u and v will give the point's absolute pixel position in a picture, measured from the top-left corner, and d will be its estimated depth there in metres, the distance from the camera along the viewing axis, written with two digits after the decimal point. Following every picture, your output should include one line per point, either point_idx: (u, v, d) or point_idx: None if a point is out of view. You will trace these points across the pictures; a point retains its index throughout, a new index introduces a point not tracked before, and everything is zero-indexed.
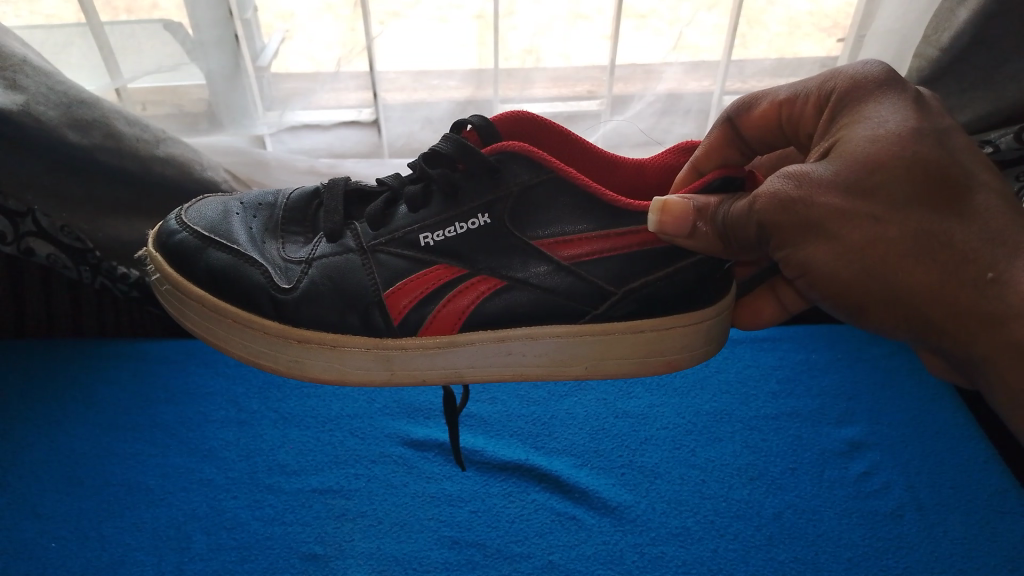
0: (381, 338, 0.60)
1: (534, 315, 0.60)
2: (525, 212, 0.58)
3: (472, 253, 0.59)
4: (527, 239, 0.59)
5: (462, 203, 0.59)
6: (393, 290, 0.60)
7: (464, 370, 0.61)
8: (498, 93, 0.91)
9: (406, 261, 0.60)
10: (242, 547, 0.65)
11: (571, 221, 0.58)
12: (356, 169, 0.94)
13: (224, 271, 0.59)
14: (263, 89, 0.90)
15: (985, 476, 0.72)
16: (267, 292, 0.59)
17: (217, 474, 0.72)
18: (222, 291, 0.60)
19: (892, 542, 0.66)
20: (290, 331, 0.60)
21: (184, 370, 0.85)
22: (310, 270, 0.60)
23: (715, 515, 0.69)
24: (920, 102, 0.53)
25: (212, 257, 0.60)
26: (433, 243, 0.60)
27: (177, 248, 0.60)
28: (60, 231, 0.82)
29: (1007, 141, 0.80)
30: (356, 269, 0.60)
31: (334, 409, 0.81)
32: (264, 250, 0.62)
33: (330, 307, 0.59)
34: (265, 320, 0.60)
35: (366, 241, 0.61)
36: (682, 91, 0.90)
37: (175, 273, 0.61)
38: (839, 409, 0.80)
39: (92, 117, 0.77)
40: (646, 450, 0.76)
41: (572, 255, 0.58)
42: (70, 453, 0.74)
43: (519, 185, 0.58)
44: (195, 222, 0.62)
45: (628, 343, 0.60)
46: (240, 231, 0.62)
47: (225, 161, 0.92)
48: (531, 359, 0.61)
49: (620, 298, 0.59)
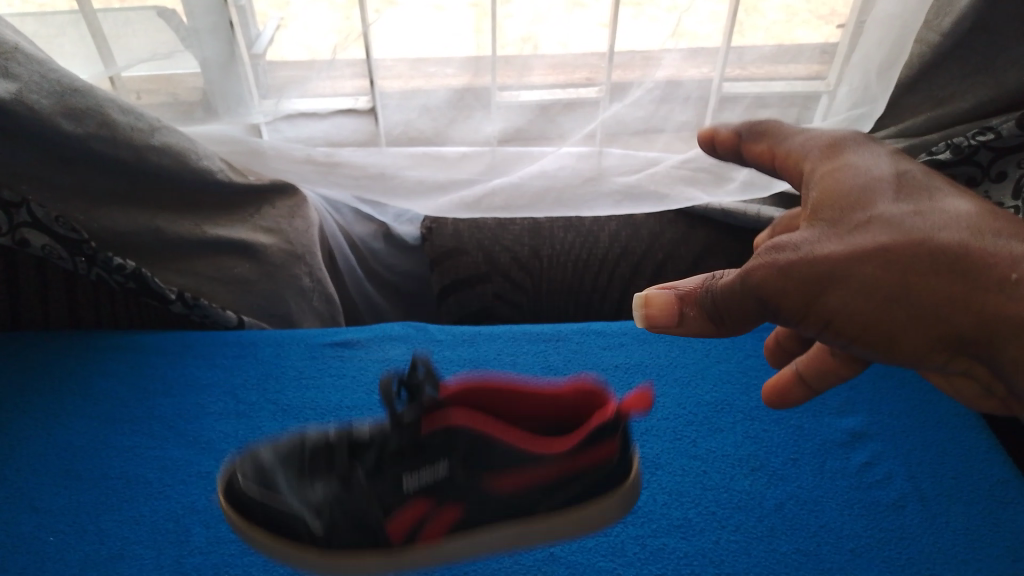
0: (392, 556, 0.55)
1: (504, 494, 0.57)
2: (477, 459, 0.55)
3: (451, 482, 0.56)
4: (491, 463, 0.56)
5: (424, 460, 0.54)
6: (394, 517, 0.55)
7: (471, 529, 0.57)
8: (496, 80, 0.86)
9: (405, 490, 0.55)
10: (242, 541, 0.65)
11: (516, 465, 0.56)
12: (353, 158, 0.92)
13: (263, 506, 0.54)
14: (258, 77, 0.86)
15: (987, 467, 0.72)
16: (307, 530, 0.55)
17: (215, 467, 0.72)
18: (260, 521, 0.55)
19: (893, 533, 0.66)
20: (326, 556, 0.55)
21: (179, 360, 0.84)
22: (327, 520, 0.54)
23: (716, 506, 0.69)
24: (894, 159, 0.57)
25: (257, 509, 0.54)
26: (412, 489, 0.55)
27: (230, 502, 0.55)
28: (56, 223, 0.80)
29: (1010, 127, 0.81)
30: (367, 511, 0.54)
31: (334, 400, 0.80)
32: (303, 498, 0.54)
33: (351, 540, 0.55)
34: (304, 549, 0.55)
35: (387, 498, 0.55)
36: (683, 78, 0.85)
37: (229, 511, 0.54)
38: (841, 399, 0.80)
39: (86, 104, 0.77)
40: (647, 441, 0.76)
41: (505, 485, 0.57)
42: (67, 446, 0.74)
43: (472, 442, 0.55)
44: (246, 464, 0.55)
45: (566, 520, 0.58)
46: (270, 475, 0.54)
47: (222, 150, 0.91)
48: (499, 495, 0.57)
49: (543, 505, 0.58)
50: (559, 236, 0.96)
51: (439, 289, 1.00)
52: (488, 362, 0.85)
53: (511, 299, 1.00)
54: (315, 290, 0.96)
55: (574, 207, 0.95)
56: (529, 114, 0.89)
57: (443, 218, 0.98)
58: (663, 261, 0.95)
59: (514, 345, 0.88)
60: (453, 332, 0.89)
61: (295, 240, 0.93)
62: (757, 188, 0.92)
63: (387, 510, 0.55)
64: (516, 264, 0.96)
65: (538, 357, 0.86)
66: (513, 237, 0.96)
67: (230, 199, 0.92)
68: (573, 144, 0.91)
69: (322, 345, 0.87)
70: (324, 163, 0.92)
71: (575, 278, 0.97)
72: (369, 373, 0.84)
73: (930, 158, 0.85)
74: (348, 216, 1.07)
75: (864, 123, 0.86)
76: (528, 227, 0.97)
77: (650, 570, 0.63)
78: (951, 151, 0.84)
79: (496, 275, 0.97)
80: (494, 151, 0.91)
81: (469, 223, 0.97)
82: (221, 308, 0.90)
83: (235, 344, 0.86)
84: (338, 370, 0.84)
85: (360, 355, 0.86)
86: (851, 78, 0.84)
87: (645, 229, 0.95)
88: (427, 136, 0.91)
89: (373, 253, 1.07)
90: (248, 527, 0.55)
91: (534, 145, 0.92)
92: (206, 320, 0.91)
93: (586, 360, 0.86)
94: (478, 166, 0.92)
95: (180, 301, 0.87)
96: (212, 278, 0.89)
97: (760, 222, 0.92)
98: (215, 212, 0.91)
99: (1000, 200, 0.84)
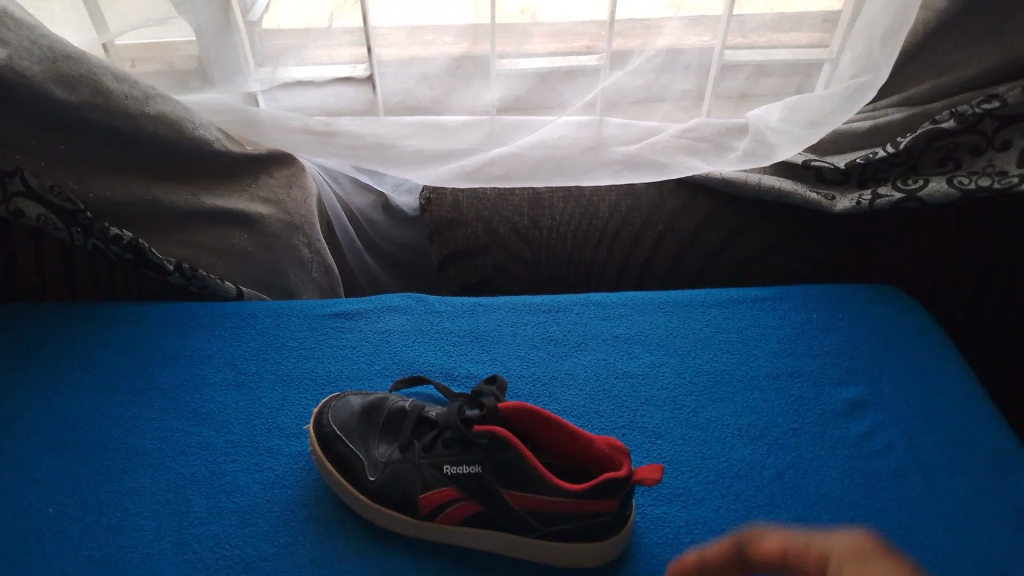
0: (418, 527, 0.63)
1: (516, 513, 0.60)
2: (506, 481, 0.60)
3: (479, 491, 0.61)
4: (509, 481, 0.60)
5: (468, 457, 0.61)
6: (428, 497, 0.62)
7: (483, 536, 0.62)
8: (495, 48, 0.84)
9: (441, 477, 0.62)
10: (242, 510, 0.65)
11: (534, 488, 0.59)
12: (351, 127, 0.90)
13: (333, 444, 0.66)
14: (254, 44, 0.85)
15: (987, 436, 0.72)
16: (356, 479, 0.65)
17: (215, 437, 0.72)
18: (329, 459, 0.66)
19: (893, 502, 0.66)
20: (368, 508, 0.64)
21: (179, 332, 0.84)
22: (383, 477, 0.64)
23: (716, 475, 0.69)
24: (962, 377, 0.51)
25: (331, 450, 0.66)
26: (450, 476, 0.62)
27: (318, 434, 0.67)
28: (50, 192, 0.79)
29: (1016, 94, 0.81)
30: (411, 482, 0.63)
31: (332, 370, 0.80)
32: (372, 449, 0.66)
33: (392, 504, 0.63)
34: (350, 494, 0.65)
35: (428, 475, 0.63)
36: (684, 46, 0.84)
37: (315, 445, 0.67)
38: (841, 369, 0.80)
39: (78, 73, 0.76)
40: (647, 410, 0.76)
41: (522, 503, 0.60)
42: (66, 418, 0.73)
43: (502, 459, 0.60)
44: (342, 409, 0.69)
45: (575, 538, 0.60)
46: (356, 428, 0.68)
47: (219, 119, 0.89)
48: (513, 519, 0.60)
49: (545, 532, 0.60)
50: (559, 207, 0.95)
51: (439, 260, 0.99)
52: (487, 333, 0.85)
53: (511, 269, 0.99)
54: (314, 261, 0.97)
55: (573, 178, 0.92)
56: (529, 82, 0.87)
57: (442, 188, 0.95)
58: (663, 232, 0.94)
59: (513, 315, 0.87)
60: (452, 304, 0.89)
61: (293, 211, 0.93)
62: (758, 156, 0.88)
63: (424, 488, 0.62)
64: (516, 234, 0.95)
65: (538, 327, 0.86)
66: (513, 208, 0.95)
67: (228, 169, 0.91)
68: (572, 113, 0.89)
69: (321, 316, 0.87)
70: (320, 133, 0.90)
71: (575, 248, 0.96)
72: (368, 344, 0.83)
73: (934, 126, 0.84)
74: (347, 187, 1.05)
75: (867, 92, 0.84)
76: (528, 197, 0.96)
77: (649, 538, 0.64)
78: (956, 119, 0.84)
79: (496, 246, 0.96)
80: (492, 120, 0.90)
81: (469, 194, 0.96)
82: (219, 279, 0.89)
83: (234, 315, 0.86)
84: (337, 341, 0.83)
85: (358, 325, 0.86)
86: (855, 44, 0.83)
87: (646, 199, 0.94)
88: (426, 104, 0.90)
89: (372, 224, 1.07)
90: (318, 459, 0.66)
91: (533, 115, 0.90)
92: (204, 291, 0.89)
93: (587, 331, 0.85)
94: (477, 135, 0.91)
95: (179, 272, 0.86)
96: (211, 249, 0.88)
97: (762, 190, 0.90)
98: (212, 182, 0.90)
99: (1003, 170, 0.83)
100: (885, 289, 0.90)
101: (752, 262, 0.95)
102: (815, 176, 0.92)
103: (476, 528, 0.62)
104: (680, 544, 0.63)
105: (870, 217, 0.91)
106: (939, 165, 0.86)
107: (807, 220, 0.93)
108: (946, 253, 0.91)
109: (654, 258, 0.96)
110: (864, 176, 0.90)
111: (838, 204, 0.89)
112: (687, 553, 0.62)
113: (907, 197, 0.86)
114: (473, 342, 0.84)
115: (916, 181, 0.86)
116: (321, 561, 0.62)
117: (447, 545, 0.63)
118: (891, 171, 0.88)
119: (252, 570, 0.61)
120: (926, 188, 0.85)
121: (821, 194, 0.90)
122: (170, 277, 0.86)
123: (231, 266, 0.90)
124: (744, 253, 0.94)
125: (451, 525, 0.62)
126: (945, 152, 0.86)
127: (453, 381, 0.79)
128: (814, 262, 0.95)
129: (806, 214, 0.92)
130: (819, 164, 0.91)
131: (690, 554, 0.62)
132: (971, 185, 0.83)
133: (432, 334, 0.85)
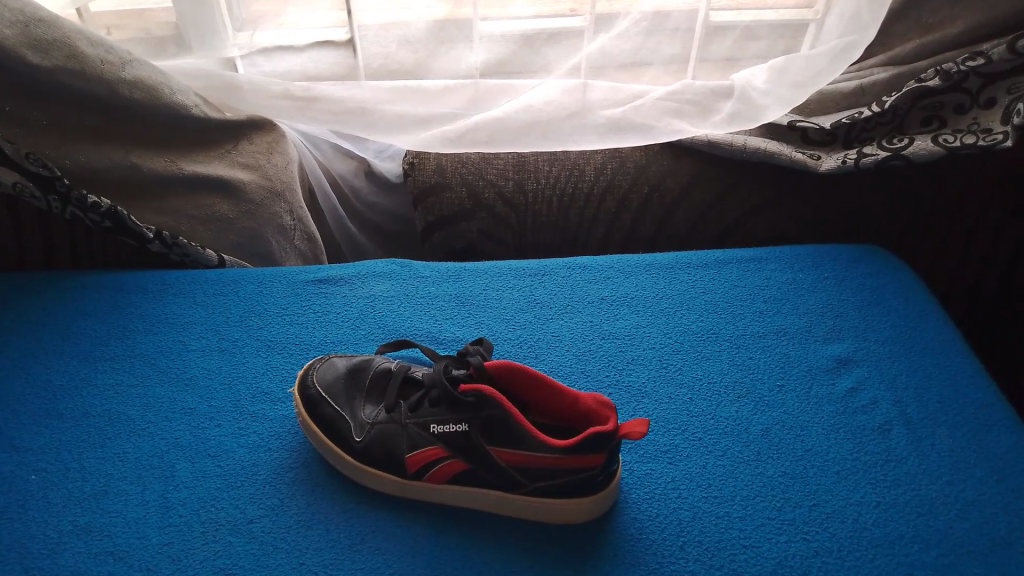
0: (405, 485, 0.63)
1: (504, 469, 0.60)
2: (491, 438, 0.59)
3: (466, 449, 0.60)
4: (495, 439, 0.59)
5: (454, 415, 0.61)
6: (416, 456, 0.62)
7: (469, 493, 0.62)
8: (477, 11, 0.83)
9: (427, 436, 0.62)
10: (227, 474, 0.65)
11: (521, 444, 0.59)
12: (331, 93, 0.88)
13: (319, 408, 0.66)
14: (231, 8, 0.83)
15: (972, 391, 0.72)
16: (343, 440, 0.64)
17: (199, 403, 0.71)
18: (314, 424, 0.65)
19: (879, 456, 0.67)
20: (355, 468, 0.64)
21: (161, 299, 0.83)
22: (370, 437, 0.64)
23: (703, 432, 0.69)
24: None
25: (318, 412, 0.66)
26: (437, 435, 0.61)
27: (303, 396, 0.67)
28: (25, 159, 0.76)
29: (1000, 51, 0.81)
30: (399, 441, 0.63)
31: (318, 335, 0.79)
32: (358, 411, 0.66)
33: (379, 464, 0.63)
34: (337, 457, 0.64)
35: (416, 432, 0.62)
36: (669, 9, 0.82)
37: (300, 407, 0.67)
38: (827, 327, 0.80)
39: (52, 36, 0.75)
40: (635, 369, 0.76)
41: (510, 459, 0.59)
42: (46, 386, 0.72)
43: (488, 416, 0.60)
44: (326, 374, 0.68)
45: (564, 491, 0.60)
46: (339, 391, 0.67)
47: (197, 85, 0.88)
48: (500, 477, 0.60)
49: (532, 488, 0.60)
50: (543, 170, 0.95)
51: (425, 226, 0.98)
52: (473, 297, 0.84)
53: (497, 235, 0.97)
54: (296, 228, 0.96)
55: (559, 141, 0.91)
56: (513, 44, 0.86)
57: (425, 153, 0.96)
58: (648, 194, 0.93)
59: (499, 279, 0.87)
60: (437, 269, 0.88)
61: (273, 176, 0.93)
62: (744, 119, 0.88)
63: (411, 447, 0.62)
64: (500, 199, 0.94)
65: (523, 291, 0.85)
66: (498, 171, 0.95)
67: (206, 135, 0.90)
68: (558, 77, 0.87)
69: (305, 282, 0.86)
70: (301, 98, 0.88)
71: (560, 214, 0.95)
72: (352, 309, 0.83)
73: (919, 83, 0.84)
74: (327, 153, 1.05)
75: (852, 53, 0.83)
76: (513, 161, 0.96)
77: (635, 494, 0.64)
78: (941, 76, 0.83)
79: (481, 211, 0.95)
80: (476, 83, 0.88)
81: (452, 158, 0.96)
82: (201, 247, 0.87)
83: (217, 283, 0.85)
84: (323, 306, 0.83)
85: (343, 291, 0.85)
86: (840, 6, 0.82)
87: (630, 162, 0.94)
88: (407, 68, 0.88)
89: (354, 190, 1.06)
90: (305, 423, 0.66)
91: (516, 78, 0.88)
92: (186, 259, 0.87)
93: (572, 295, 0.85)
94: (460, 99, 0.89)
95: (159, 240, 0.84)
96: (191, 216, 0.87)
97: (747, 153, 0.90)
98: (190, 150, 0.89)
99: (988, 127, 0.81)
100: (871, 249, 0.90)
101: (741, 223, 0.94)
102: (801, 137, 0.92)
103: (465, 484, 0.62)
104: (668, 499, 0.63)
105: (854, 177, 0.91)
106: (923, 125, 0.86)
107: (793, 182, 0.92)
108: (932, 210, 0.91)
109: (641, 221, 0.95)
110: (851, 135, 0.90)
111: (822, 164, 0.89)
112: (674, 508, 0.63)
113: (891, 155, 0.85)
114: (459, 306, 0.83)
115: (901, 140, 0.86)
116: (308, 521, 0.61)
117: (435, 502, 0.63)
118: (875, 131, 0.88)
119: (238, 532, 0.60)
120: (911, 147, 0.84)
121: (807, 153, 0.90)
122: (150, 246, 0.84)
123: (212, 234, 0.88)
124: (732, 215, 0.94)
125: (438, 484, 0.62)
126: (930, 112, 0.86)
127: (440, 344, 0.78)
128: (802, 223, 0.94)
129: (792, 173, 0.92)
130: (805, 125, 0.91)
131: (678, 509, 0.63)
132: (956, 143, 0.82)
133: (417, 298, 0.84)
